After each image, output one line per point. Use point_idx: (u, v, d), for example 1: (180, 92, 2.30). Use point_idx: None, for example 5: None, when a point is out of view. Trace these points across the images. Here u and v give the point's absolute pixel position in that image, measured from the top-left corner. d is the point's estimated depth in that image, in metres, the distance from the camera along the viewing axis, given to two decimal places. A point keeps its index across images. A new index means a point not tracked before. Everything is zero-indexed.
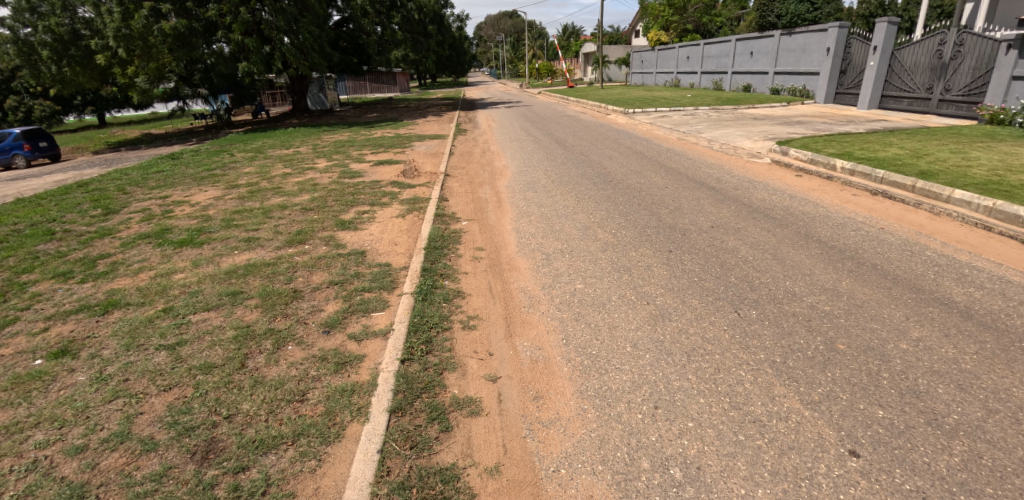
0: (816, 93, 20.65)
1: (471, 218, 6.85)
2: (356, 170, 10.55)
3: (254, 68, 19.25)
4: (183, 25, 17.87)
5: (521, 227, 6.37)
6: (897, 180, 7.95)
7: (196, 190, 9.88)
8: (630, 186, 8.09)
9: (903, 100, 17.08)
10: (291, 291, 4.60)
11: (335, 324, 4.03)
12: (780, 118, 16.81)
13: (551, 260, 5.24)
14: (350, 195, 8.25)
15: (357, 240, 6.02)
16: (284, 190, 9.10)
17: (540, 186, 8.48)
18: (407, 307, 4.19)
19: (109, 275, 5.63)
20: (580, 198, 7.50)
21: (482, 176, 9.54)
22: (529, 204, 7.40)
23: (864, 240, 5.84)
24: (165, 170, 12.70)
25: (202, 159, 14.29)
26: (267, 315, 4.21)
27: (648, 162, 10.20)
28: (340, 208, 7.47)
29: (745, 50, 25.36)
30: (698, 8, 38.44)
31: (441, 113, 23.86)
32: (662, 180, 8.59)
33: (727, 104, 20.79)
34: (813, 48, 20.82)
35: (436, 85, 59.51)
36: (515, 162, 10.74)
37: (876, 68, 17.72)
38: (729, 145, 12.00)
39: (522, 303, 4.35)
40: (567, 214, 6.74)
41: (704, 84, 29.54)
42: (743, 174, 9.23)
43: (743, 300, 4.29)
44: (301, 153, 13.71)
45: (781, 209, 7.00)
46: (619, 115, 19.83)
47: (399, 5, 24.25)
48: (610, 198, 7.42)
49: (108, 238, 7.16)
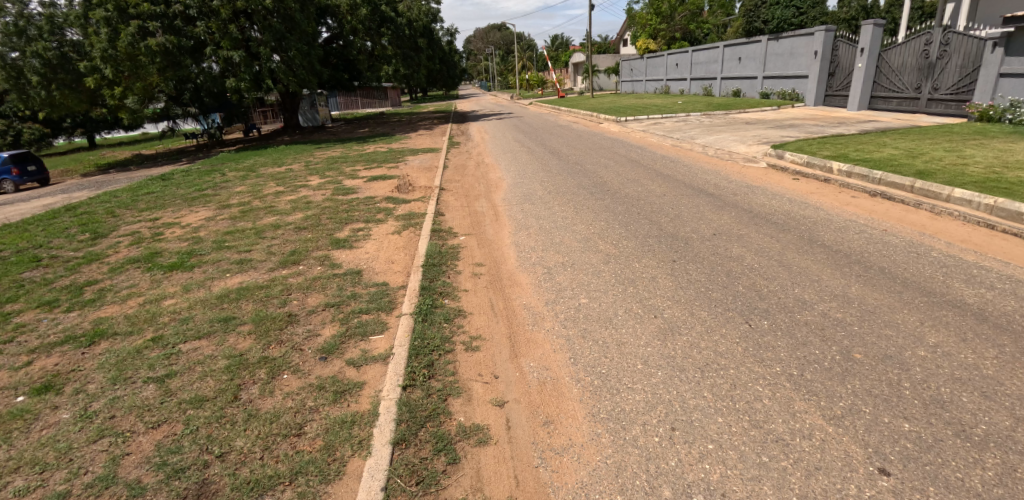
0: (806, 95, 21.22)
1: (469, 232, 6.74)
2: (349, 186, 10.45)
3: (243, 86, 19.37)
4: (170, 42, 17.88)
5: (521, 241, 6.22)
6: (895, 181, 7.89)
7: (186, 211, 9.71)
8: (628, 195, 8.01)
9: (893, 101, 17.63)
10: (286, 315, 4.41)
11: (334, 350, 3.85)
12: (772, 121, 16.92)
13: (553, 275, 5.09)
14: (344, 211, 8.12)
15: (352, 259, 5.89)
16: (277, 208, 8.98)
17: (537, 197, 8.39)
18: (408, 329, 4.03)
19: (96, 302, 5.47)
20: (579, 209, 7.38)
21: (478, 189, 9.45)
22: (527, 217, 7.26)
23: (869, 242, 5.74)
24: (155, 191, 12.58)
25: (192, 179, 14.13)
26: (260, 341, 4.02)
27: (644, 170, 10.13)
28: (335, 226, 7.31)
29: (733, 56, 25.70)
30: (685, 15, 38.72)
31: (432, 127, 23.83)
32: (658, 187, 8.51)
33: (718, 110, 20.92)
34: (800, 52, 21.33)
35: (428, 99, 59.77)
36: (510, 174, 10.66)
37: (864, 70, 18.37)
38: (723, 150, 11.98)
39: (526, 321, 4.19)
40: (566, 225, 6.62)
41: (694, 90, 29.83)
42: (739, 179, 9.17)
43: (752, 310, 4.15)
44: (293, 170, 13.56)
45: (782, 213, 6.91)
46: (611, 124, 19.89)
47: (389, 20, 24.24)
48: (609, 208, 7.31)
49: (95, 263, 7.00)
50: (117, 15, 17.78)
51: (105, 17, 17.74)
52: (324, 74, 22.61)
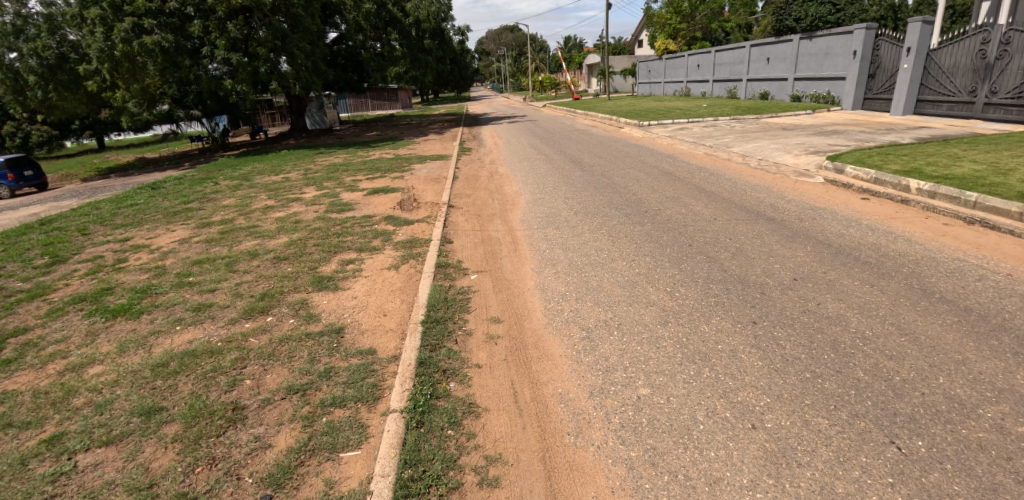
0: (842, 98, 19.80)
1: (482, 267, 5.49)
2: (346, 201, 9.26)
3: (244, 88, 18.35)
4: (167, 40, 16.96)
5: (548, 282, 4.96)
6: (997, 206, 6.53)
7: (162, 230, 8.58)
8: (671, 218, 6.72)
9: (942, 105, 16.17)
10: (229, 411, 3.20)
11: (283, 483, 2.67)
12: (812, 127, 15.54)
13: (594, 342, 3.81)
14: (335, 236, 6.91)
15: (334, 307, 4.65)
16: (261, 228, 7.81)
17: (562, 219, 7.14)
18: (396, 445, 2.82)
19: (10, 364, 4.31)
20: (614, 237, 6.12)
21: (492, 206, 8.21)
22: (552, 247, 5.99)
23: (1000, 295, 4.44)
24: (139, 203, 11.51)
25: (183, 188, 13.06)
26: (182, 461, 2.84)
27: (682, 184, 8.82)
28: (321, 256, 6.09)
29: (761, 57, 24.27)
30: (707, 14, 37.19)
31: (443, 130, 22.66)
32: (706, 208, 7.19)
33: (748, 113, 19.48)
34: (837, 52, 19.91)
35: (439, 101, 58.71)
36: (527, 188, 9.43)
37: (910, 71, 16.92)
38: (768, 161, 10.65)
39: (565, 430, 2.96)
40: (603, 261, 5.33)
41: (718, 92, 28.40)
42: (798, 198, 7.83)
43: (893, 422, 2.91)
44: (290, 179, 12.43)
45: (869, 248, 5.60)
46: (633, 128, 18.60)
47: (397, 19, 23.10)
48: (651, 236, 6.05)
49: (37, 300, 5.86)
50: (111, 13, 16.98)
51: (100, 15, 16.92)
52: (330, 75, 21.53)
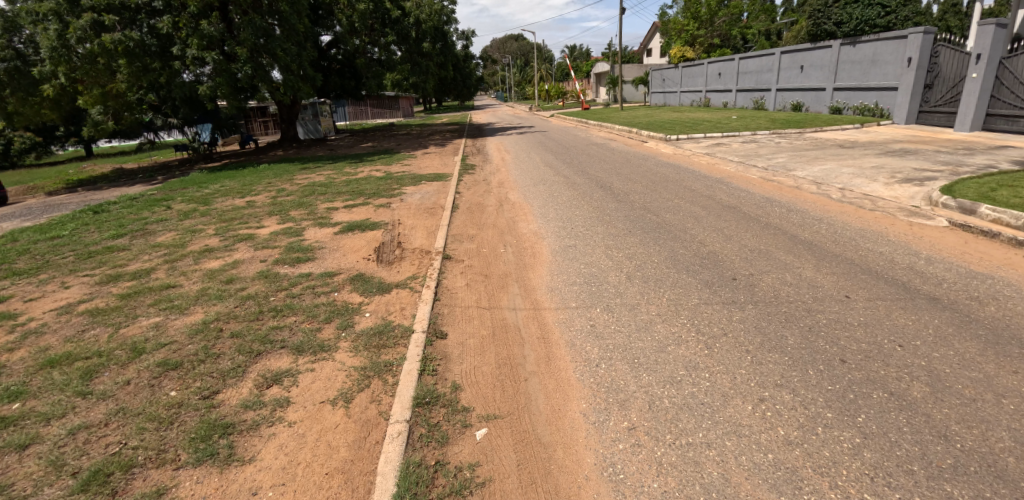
0: (893, 111, 17.55)
1: (497, 399, 3.21)
2: (309, 242, 6.97)
3: (222, 94, 15.89)
4: (129, 38, 14.63)
5: (621, 458, 2.70)
6: None
7: (57, 283, 6.32)
8: (776, 295, 4.45)
9: (1020, 120, 13.87)
10: None
11: None
12: (874, 145, 13.24)
13: None
14: (270, 312, 4.59)
15: None
16: (179, 289, 5.53)
17: (607, 286, 4.85)
18: None
19: None
20: (703, 333, 3.82)
21: (505, 258, 5.93)
22: (610, 350, 3.67)
23: None
24: (65, 234, 9.26)
25: (130, 212, 10.81)
26: None
27: (759, 227, 6.54)
28: (233, 360, 3.78)
29: (794, 64, 22.05)
30: (726, 20, 34.89)
31: (444, 142, 20.44)
32: (822, 274, 4.90)
33: (789, 127, 17.25)
34: (887, 59, 17.65)
35: (444, 109, 56.70)
36: (549, 227, 7.16)
37: (979, 82, 14.54)
38: (853, 192, 8.36)
39: None
40: (710, 403, 3.03)
41: (742, 102, 26.18)
42: (935, 255, 5.56)
43: None
44: (255, 204, 10.17)
45: None
46: (660, 142, 16.33)
47: (395, 19, 20.86)
48: (767, 337, 3.75)
49: None
50: (67, 8, 14.78)
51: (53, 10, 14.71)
52: (319, 80, 19.17)
